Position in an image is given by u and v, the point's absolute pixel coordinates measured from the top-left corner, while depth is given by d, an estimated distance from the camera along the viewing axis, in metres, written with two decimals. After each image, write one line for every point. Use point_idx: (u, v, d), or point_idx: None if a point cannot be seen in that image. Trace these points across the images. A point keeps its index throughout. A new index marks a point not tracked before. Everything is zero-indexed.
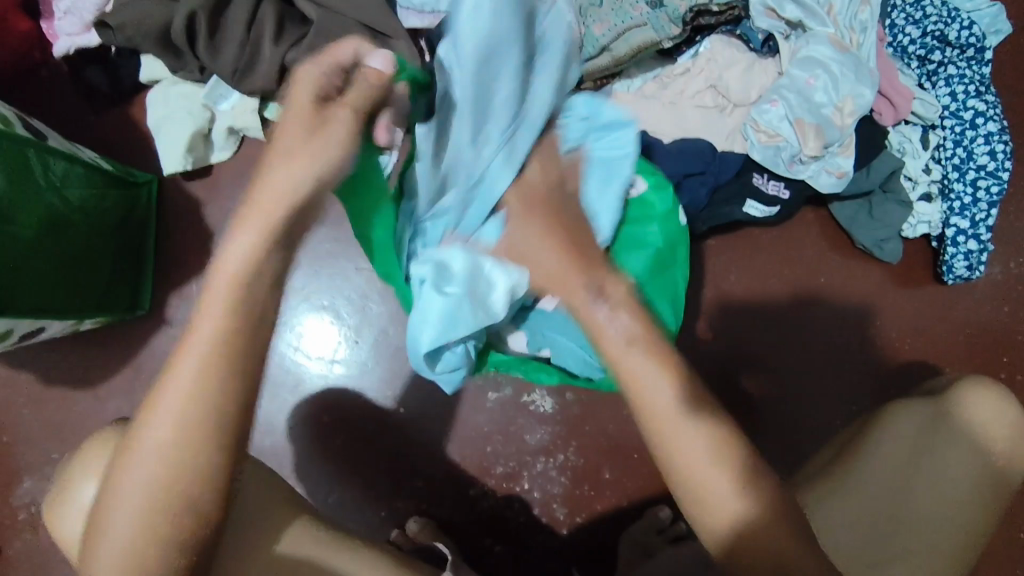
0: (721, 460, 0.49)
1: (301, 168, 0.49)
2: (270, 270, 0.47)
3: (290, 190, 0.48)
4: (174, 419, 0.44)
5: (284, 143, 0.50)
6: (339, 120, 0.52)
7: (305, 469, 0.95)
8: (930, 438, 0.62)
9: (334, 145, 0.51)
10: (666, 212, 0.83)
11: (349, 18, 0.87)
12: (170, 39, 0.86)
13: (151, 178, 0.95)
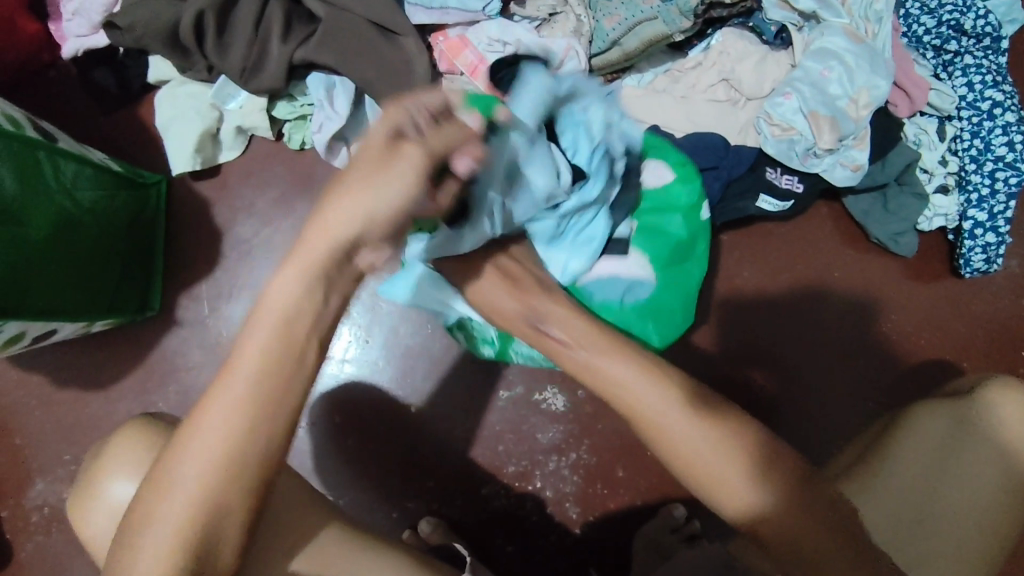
0: (725, 449, 0.52)
1: (357, 209, 0.45)
2: (312, 301, 0.46)
3: (341, 233, 0.45)
4: (213, 444, 0.44)
5: (350, 180, 0.46)
6: (407, 161, 0.46)
7: (320, 469, 0.95)
8: (956, 443, 0.62)
9: (397, 183, 0.46)
10: (689, 206, 0.84)
11: (358, 16, 0.87)
12: (177, 38, 0.85)
13: (160, 179, 0.94)
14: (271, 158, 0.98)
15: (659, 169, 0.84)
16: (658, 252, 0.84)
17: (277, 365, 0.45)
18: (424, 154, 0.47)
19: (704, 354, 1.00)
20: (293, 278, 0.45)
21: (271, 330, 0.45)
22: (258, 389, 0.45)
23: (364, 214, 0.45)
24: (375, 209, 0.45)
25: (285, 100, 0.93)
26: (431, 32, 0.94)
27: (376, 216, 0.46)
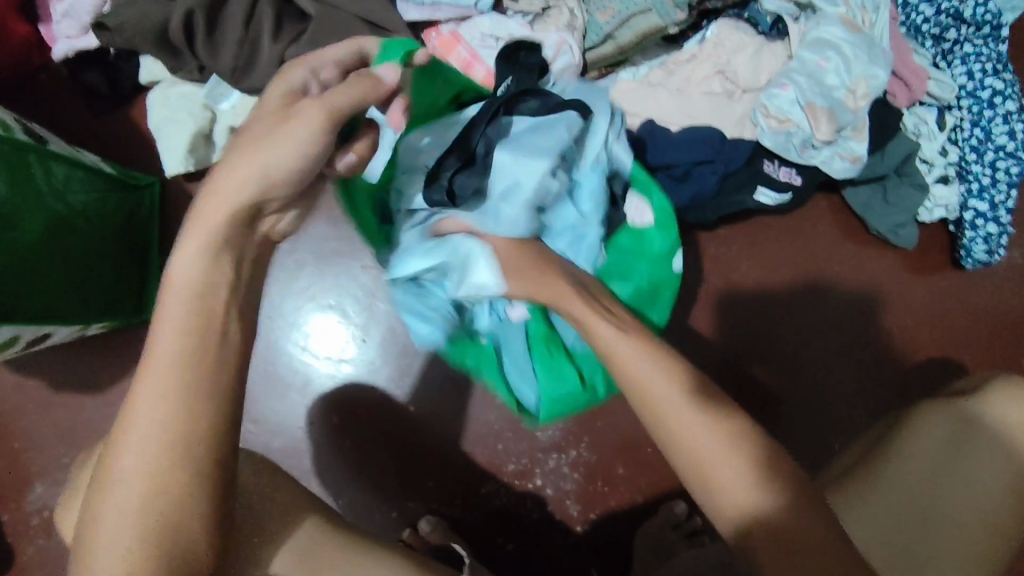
0: (729, 444, 0.51)
1: (252, 161, 0.50)
2: (220, 266, 0.51)
3: (239, 183, 0.51)
4: (149, 426, 0.46)
5: (242, 140, 0.52)
6: (301, 114, 0.51)
7: (316, 471, 0.95)
8: (959, 442, 0.62)
9: (294, 137, 0.50)
10: (661, 254, 0.84)
11: (348, 13, 0.86)
12: (168, 37, 0.85)
13: (153, 181, 0.94)
14: None
15: (640, 210, 0.84)
16: (625, 291, 0.83)
17: (201, 347, 0.49)
18: (321, 112, 0.51)
19: (704, 349, 0.99)
20: (193, 253, 0.50)
21: (196, 308, 0.49)
22: (188, 372, 0.48)
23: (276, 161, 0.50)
24: (278, 159, 0.50)
25: None
26: (423, 28, 0.93)
27: (272, 170, 0.51)
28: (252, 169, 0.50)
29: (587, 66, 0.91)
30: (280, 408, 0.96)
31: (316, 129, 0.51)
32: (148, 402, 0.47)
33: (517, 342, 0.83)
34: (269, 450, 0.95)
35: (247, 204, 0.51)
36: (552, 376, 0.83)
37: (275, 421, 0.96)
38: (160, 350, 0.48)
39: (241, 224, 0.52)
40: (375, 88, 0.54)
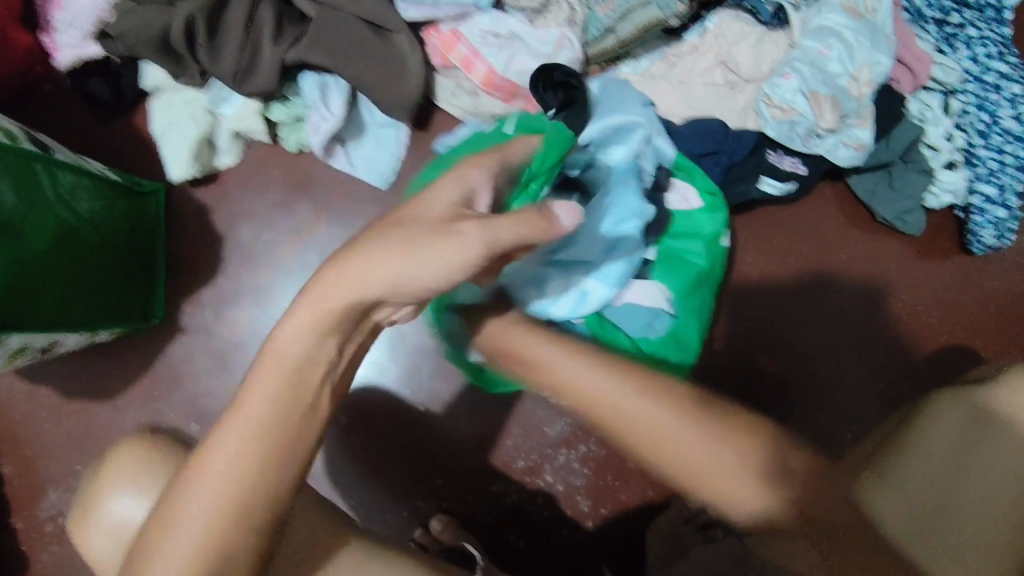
0: (711, 448, 0.50)
1: (403, 264, 0.43)
2: (325, 347, 0.46)
3: (369, 278, 0.43)
4: (229, 477, 0.44)
5: (397, 234, 0.44)
6: (461, 233, 0.44)
7: (327, 473, 0.95)
8: (971, 432, 0.62)
9: (441, 256, 0.43)
10: (712, 235, 0.87)
11: (348, 14, 0.86)
12: (169, 43, 0.85)
13: (158, 187, 0.94)
14: (268, 162, 0.98)
15: (687, 196, 0.87)
16: (679, 280, 0.86)
17: (290, 412, 0.45)
18: (484, 243, 0.44)
19: (712, 340, 0.98)
20: (302, 324, 0.44)
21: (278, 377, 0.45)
22: (272, 434, 0.45)
23: (413, 279, 0.44)
24: (417, 279, 0.44)
25: (280, 102, 0.92)
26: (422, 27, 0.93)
27: (408, 283, 0.44)
28: (386, 277, 0.43)
29: (588, 60, 0.90)
30: None
31: (475, 258, 0.44)
32: (223, 463, 0.44)
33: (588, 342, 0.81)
34: None
35: (367, 298, 0.44)
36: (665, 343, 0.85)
37: None
38: (256, 409, 0.44)
39: (354, 311, 0.45)
40: (547, 232, 0.47)
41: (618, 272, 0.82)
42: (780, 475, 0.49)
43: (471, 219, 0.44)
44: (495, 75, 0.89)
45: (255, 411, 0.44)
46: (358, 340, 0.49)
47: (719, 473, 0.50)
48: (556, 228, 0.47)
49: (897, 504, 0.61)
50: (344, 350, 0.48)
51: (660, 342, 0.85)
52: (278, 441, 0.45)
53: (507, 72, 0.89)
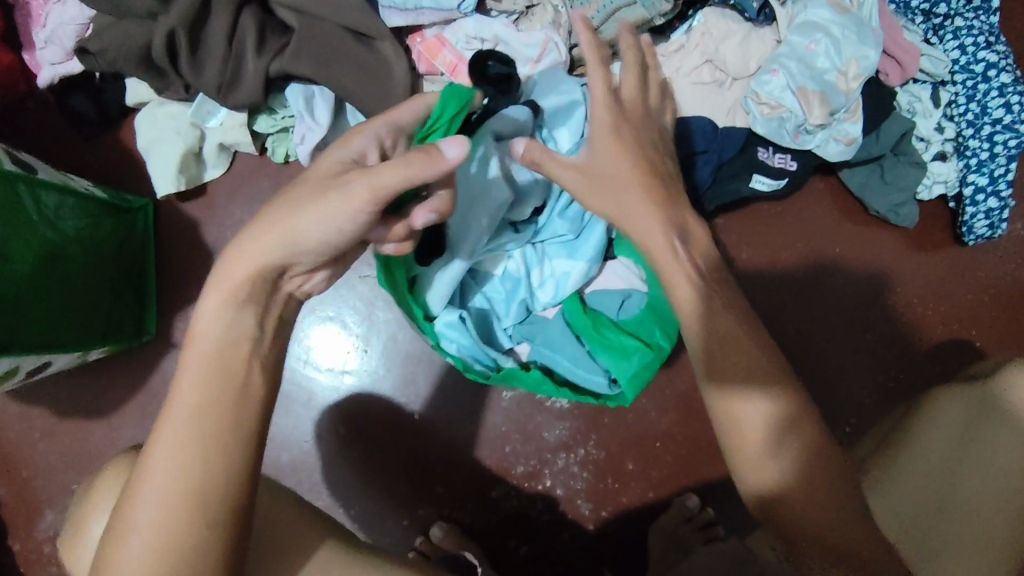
0: (766, 394, 0.52)
1: (315, 220, 0.50)
2: (242, 325, 0.50)
3: (287, 233, 0.50)
4: (178, 465, 0.44)
5: (300, 189, 0.51)
6: (347, 186, 0.49)
7: (325, 483, 0.94)
8: (976, 425, 0.61)
9: (339, 205, 0.49)
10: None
11: (331, 23, 0.86)
12: (151, 58, 0.84)
13: (146, 204, 0.94)
14: (256, 174, 0.97)
15: None
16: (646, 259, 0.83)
17: (220, 390, 0.48)
18: (368, 190, 0.49)
19: None
20: (215, 309, 0.50)
21: (205, 362, 0.48)
22: (208, 411, 0.46)
23: (312, 232, 0.50)
24: (317, 232, 0.50)
25: (266, 114, 0.91)
26: (407, 33, 0.92)
27: (297, 237, 0.50)
28: (282, 237, 0.50)
29: (574, 62, 0.90)
30: (285, 422, 0.96)
31: (364, 204, 0.49)
32: (160, 450, 0.45)
33: (554, 334, 0.82)
34: (277, 465, 0.95)
35: (272, 265, 0.51)
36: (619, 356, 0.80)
37: (279, 435, 0.95)
38: (183, 399, 0.47)
39: (266, 278, 0.51)
40: (430, 168, 0.47)
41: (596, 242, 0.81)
42: (780, 406, 0.52)
43: (352, 173, 0.49)
44: None
45: (183, 399, 0.47)
46: (278, 313, 0.54)
47: (761, 420, 0.52)
48: (441, 167, 0.48)
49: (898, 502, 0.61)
50: (264, 324, 0.52)
51: (638, 318, 0.83)
52: (210, 419, 0.46)
53: None
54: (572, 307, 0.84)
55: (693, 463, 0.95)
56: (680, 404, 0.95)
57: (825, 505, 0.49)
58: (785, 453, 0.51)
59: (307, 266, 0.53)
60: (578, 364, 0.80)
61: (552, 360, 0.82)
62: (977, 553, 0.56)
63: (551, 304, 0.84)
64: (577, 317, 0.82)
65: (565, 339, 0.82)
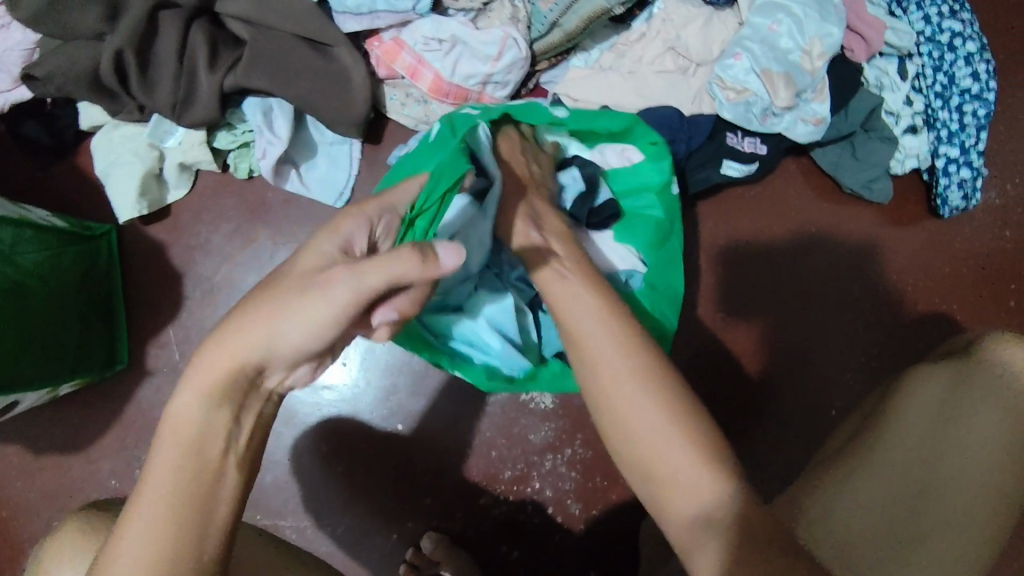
0: (667, 408, 0.50)
1: (295, 324, 0.46)
2: (217, 419, 0.46)
3: (269, 337, 0.46)
4: (150, 537, 0.43)
5: (284, 285, 0.47)
6: (330, 285, 0.46)
7: (311, 501, 0.93)
8: (957, 400, 0.62)
9: (322, 308, 0.46)
10: (660, 183, 0.82)
11: (284, 33, 0.84)
12: (101, 81, 0.82)
13: (109, 228, 0.91)
14: (220, 192, 0.95)
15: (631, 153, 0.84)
16: (644, 236, 0.82)
17: (200, 476, 0.45)
18: (352, 292, 0.46)
19: (693, 331, 0.96)
20: (193, 403, 0.46)
21: (179, 452, 0.45)
22: (186, 496, 0.45)
23: (294, 329, 0.46)
24: (300, 334, 0.47)
25: (225, 129, 0.90)
26: (365, 37, 0.90)
27: (280, 339, 0.47)
28: (262, 336, 0.46)
29: (536, 56, 0.88)
30: (267, 442, 0.94)
31: (348, 305, 0.46)
32: (131, 542, 0.43)
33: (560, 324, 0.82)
34: (262, 487, 0.93)
35: (257, 362, 0.47)
36: None
37: (263, 456, 0.94)
38: (156, 485, 0.45)
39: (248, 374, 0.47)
40: (421, 274, 0.45)
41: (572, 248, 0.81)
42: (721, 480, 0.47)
43: (340, 267, 0.46)
44: (442, 81, 0.87)
45: (156, 486, 0.44)
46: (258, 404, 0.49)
47: (650, 427, 0.49)
48: (430, 275, 0.45)
49: (885, 485, 0.60)
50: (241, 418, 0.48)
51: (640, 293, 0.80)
52: (183, 504, 0.44)
53: (454, 76, 0.87)
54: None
55: None
56: None
57: (756, 531, 0.46)
58: (719, 472, 0.47)
59: (287, 364, 0.48)
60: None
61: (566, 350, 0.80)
62: (962, 529, 0.57)
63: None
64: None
65: None
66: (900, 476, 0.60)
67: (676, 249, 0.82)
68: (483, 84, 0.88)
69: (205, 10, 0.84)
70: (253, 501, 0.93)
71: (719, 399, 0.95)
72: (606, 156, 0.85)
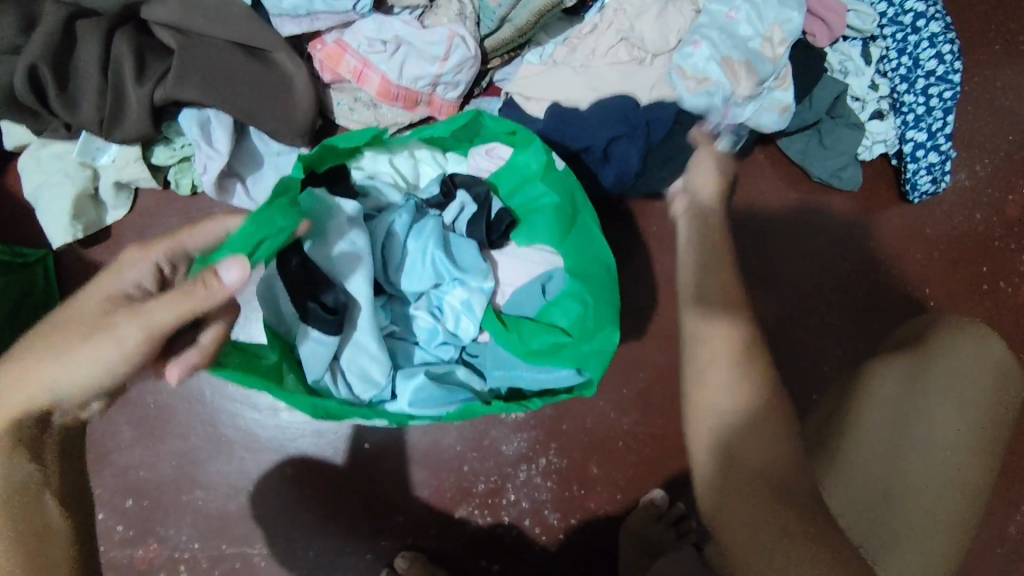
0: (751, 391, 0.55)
1: (86, 369, 0.50)
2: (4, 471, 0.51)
3: (58, 381, 0.50)
4: None
5: (60, 329, 0.51)
6: (115, 326, 0.50)
7: (277, 525, 0.90)
8: (913, 391, 0.64)
9: (111, 349, 0.50)
10: (541, 169, 0.71)
11: (218, 39, 0.79)
12: (18, 99, 0.76)
13: (45, 252, 0.86)
14: (162, 209, 0.90)
15: (495, 148, 0.74)
16: (548, 227, 0.72)
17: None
18: (142, 331, 0.50)
19: (666, 331, 0.95)
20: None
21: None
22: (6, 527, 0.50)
23: (80, 381, 0.50)
24: (89, 376, 0.50)
25: (162, 144, 0.84)
26: (307, 40, 0.86)
27: (74, 382, 0.50)
28: (43, 387, 0.50)
29: (486, 54, 0.85)
30: (228, 468, 0.90)
31: (140, 344, 0.50)
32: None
33: (501, 352, 0.72)
34: (225, 514, 0.90)
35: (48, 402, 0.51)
36: (545, 338, 0.70)
37: (224, 483, 0.90)
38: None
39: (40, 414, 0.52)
40: (209, 298, 0.50)
41: (480, 266, 0.72)
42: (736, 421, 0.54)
43: (122, 316, 0.50)
44: (389, 83, 0.83)
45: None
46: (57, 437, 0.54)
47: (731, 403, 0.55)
48: (217, 296, 0.50)
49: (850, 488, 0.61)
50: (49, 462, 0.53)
51: (566, 293, 0.71)
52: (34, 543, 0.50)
53: (401, 78, 0.83)
54: (493, 332, 0.71)
55: (656, 457, 0.94)
56: (638, 398, 0.94)
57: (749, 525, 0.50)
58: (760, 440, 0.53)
59: (82, 404, 0.53)
60: (538, 370, 0.69)
61: (514, 379, 0.70)
62: (932, 532, 0.59)
63: (478, 332, 0.73)
64: (504, 341, 0.70)
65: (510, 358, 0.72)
66: (870, 474, 0.62)
67: (590, 222, 0.72)
68: (433, 85, 0.83)
69: (129, 17, 0.79)
70: (217, 531, 0.89)
71: None
72: (479, 163, 0.76)
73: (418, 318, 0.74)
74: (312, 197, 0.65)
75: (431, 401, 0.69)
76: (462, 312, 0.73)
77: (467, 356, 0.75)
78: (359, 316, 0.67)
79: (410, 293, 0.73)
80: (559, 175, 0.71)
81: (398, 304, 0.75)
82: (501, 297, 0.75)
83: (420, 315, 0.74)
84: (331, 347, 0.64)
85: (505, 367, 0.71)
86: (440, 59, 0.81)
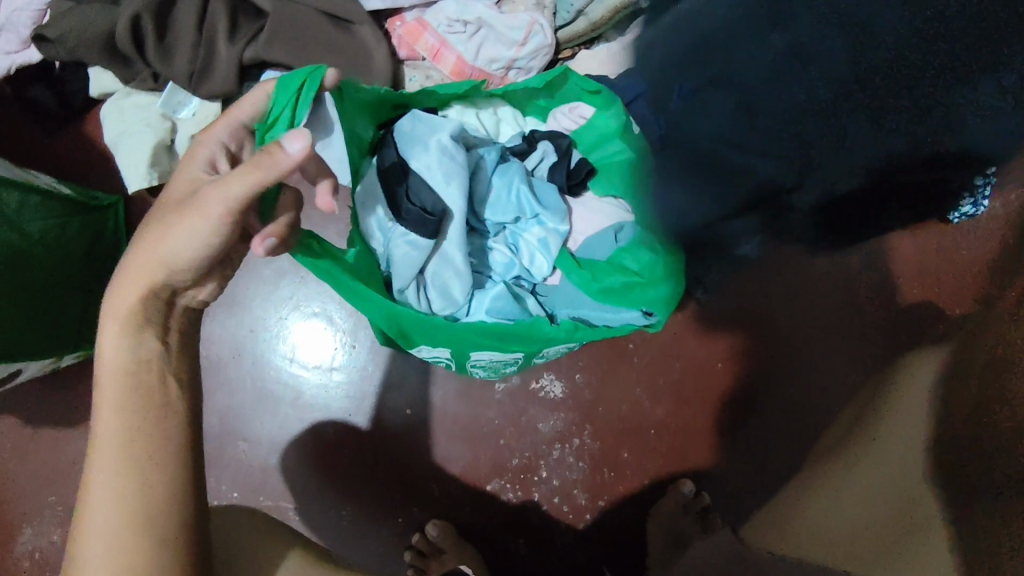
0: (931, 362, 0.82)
1: (181, 244, 0.50)
2: (145, 344, 0.52)
3: (161, 256, 0.51)
4: (110, 425, 0.49)
5: (158, 211, 0.52)
6: (195, 200, 0.50)
7: (313, 484, 0.93)
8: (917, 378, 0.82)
9: (198, 225, 0.50)
10: (620, 128, 0.75)
11: (309, 7, 0.82)
12: (116, 46, 0.79)
13: (116, 200, 0.90)
14: None
15: (578, 107, 0.77)
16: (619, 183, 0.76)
17: (138, 384, 0.51)
18: (220, 206, 0.49)
19: (705, 331, 0.98)
20: (114, 328, 0.52)
21: (119, 367, 0.51)
22: (135, 400, 0.50)
23: (176, 254, 0.51)
24: (183, 252, 0.51)
25: None
26: (386, 16, 0.89)
27: (173, 259, 0.51)
28: (155, 259, 0.51)
29: (559, 44, 0.90)
30: (271, 423, 0.93)
31: (222, 220, 0.50)
32: (106, 459, 0.48)
33: (571, 291, 0.75)
34: (266, 468, 0.92)
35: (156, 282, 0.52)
36: (614, 276, 0.73)
37: (266, 437, 0.93)
38: (114, 401, 0.50)
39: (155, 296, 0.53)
40: (274, 168, 0.47)
41: (558, 203, 0.76)
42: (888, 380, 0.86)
43: (206, 190, 0.49)
44: (464, 64, 0.86)
45: (108, 406, 0.50)
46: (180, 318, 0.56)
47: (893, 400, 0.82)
48: (283, 167, 0.48)
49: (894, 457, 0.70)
50: (169, 334, 0.54)
51: (638, 242, 0.74)
52: (155, 417, 0.50)
53: (477, 60, 0.86)
54: (567, 268, 0.75)
55: (686, 448, 0.97)
56: (672, 389, 0.97)
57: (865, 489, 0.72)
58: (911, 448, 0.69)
59: (190, 279, 0.53)
60: (605, 309, 0.73)
61: (581, 315, 0.74)
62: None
63: (551, 271, 0.76)
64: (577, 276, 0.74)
65: (580, 298, 0.74)
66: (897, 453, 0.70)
67: None
68: (507, 69, 0.86)
69: None
70: (256, 484, 0.92)
71: (723, 396, 0.97)
72: (560, 122, 0.80)
73: (496, 252, 0.77)
74: (412, 120, 0.73)
75: (504, 317, 0.73)
76: (539, 248, 0.75)
77: (537, 294, 0.78)
78: (451, 228, 0.70)
79: (492, 225, 0.76)
80: (634, 137, 0.77)
81: (477, 237, 0.77)
82: (573, 244, 0.78)
83: (499, 248, 0.76)
84: (423, 253, 0.69)
85: (573, 301, 0.75)
86: (519, 44, 0.84)
